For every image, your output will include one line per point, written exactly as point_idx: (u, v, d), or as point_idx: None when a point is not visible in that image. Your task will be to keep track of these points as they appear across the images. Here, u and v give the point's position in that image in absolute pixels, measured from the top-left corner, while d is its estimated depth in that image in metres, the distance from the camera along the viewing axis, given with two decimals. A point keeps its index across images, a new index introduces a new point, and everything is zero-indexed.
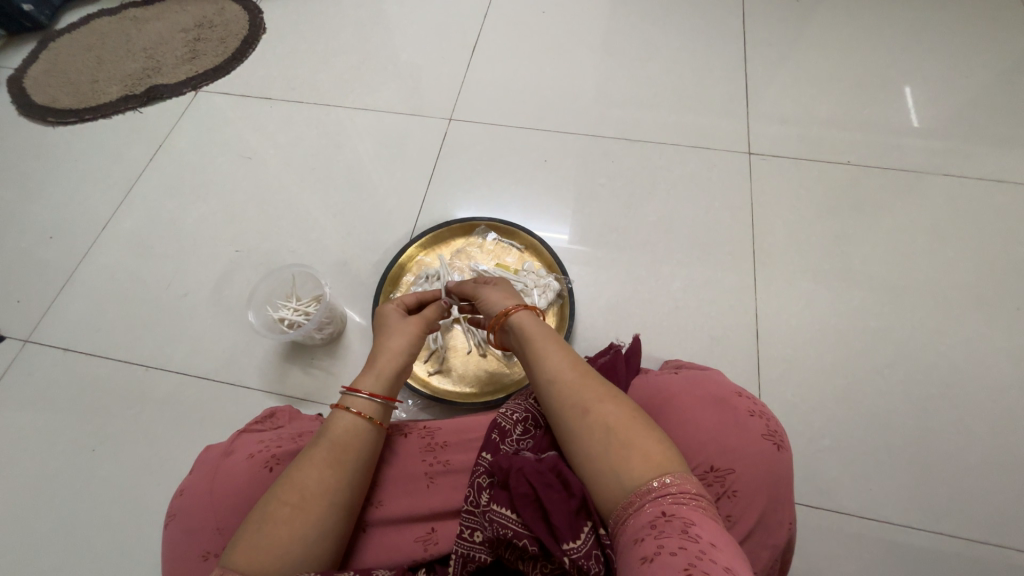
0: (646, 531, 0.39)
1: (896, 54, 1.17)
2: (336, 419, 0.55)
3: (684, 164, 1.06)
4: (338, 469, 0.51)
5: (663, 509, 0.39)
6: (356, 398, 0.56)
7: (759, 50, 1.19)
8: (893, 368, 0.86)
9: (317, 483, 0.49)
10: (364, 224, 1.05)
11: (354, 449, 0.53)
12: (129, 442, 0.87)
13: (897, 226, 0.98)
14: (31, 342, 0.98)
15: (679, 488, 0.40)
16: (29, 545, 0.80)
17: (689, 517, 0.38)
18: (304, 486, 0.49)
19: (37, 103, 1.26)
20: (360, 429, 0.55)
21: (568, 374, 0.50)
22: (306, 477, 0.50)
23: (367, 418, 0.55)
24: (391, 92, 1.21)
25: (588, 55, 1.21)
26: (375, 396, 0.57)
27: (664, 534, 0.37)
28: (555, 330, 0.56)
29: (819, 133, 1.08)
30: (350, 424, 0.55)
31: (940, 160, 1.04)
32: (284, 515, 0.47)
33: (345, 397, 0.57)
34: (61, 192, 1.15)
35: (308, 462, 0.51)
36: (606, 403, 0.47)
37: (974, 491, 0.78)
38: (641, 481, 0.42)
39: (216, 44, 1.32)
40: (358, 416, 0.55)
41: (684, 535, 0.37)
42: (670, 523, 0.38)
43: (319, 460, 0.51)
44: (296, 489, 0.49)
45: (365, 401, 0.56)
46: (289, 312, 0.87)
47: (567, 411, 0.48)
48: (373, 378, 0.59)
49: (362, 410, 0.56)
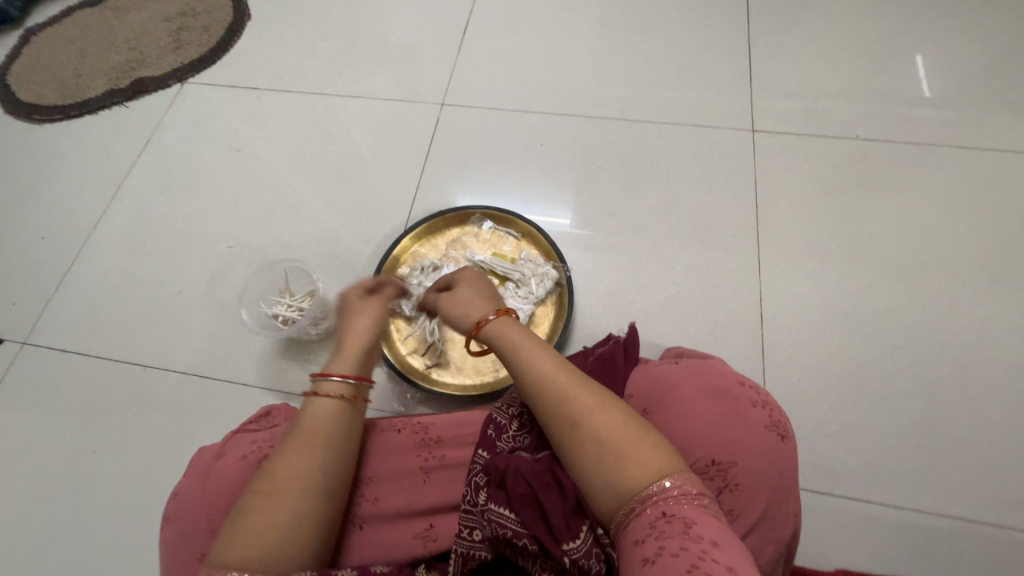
0: (646, 533, 0.38)
1: (907, 19, 1.11)
2: (307, 405, 0.54)
3: (685, 143, 1.03)
4: (310, 454, 0.50)
5: (664, 510, 0.38)
6: (326, 381, 0.56)
7: (762, 21, 1.14)
8: (902, 350, 0.84)
9: (289, 469, 0.49)
10: (358, 216, 1.03)
11: (325, 432, 0.52)
12: (131, 441, 0.87)
13: (907, 202, 0.94)
14: (29, 344, 0.97)
15: (680, 491, 0.39)
16: (38, 545, 0.82)
17: (690, 517, 0.37)
18: (278, 474, 0.48)
19: (22, 101, 1.24)
20: (329, 410, 0.53)
21: (553, 384, 0.48)
22: (281, 465, 0.49)
23: (340, 397, 0.54)
24: (381, 78, 1.18)
25: (585, 31, 1.17)
26: (345, 377, 0.56)
27: (666, 534, 0.37)
28: (530, 339, 0.52)
29: (826, 107, 1.04)
30: (322, 406, 0.53)
31: (953, 131, 0.99)
32: (257, 502, 0.47)
33: (316, 382, 0.56)
34: (51, 191, 1.13)
35: (282, 451, 0.50)
36: (597, 413, 0.45)
37: (984, 474, 0.76)
38: (641, 485, 0.40)
39: (201, 33, 1.29)
40: (329, 397, 0.54)
41: (686, 535, 0.36)
42: (671, 524, 0.37)
43: (291, 446, 0.50)
44: (270, 478, 0.48)
45: (335, 382, 0.55)
46: (282, 308, 0.84)
47: (555, 426, 0.46)
48: (343, 361, 0.58)
49: (335, 391, 0.55)
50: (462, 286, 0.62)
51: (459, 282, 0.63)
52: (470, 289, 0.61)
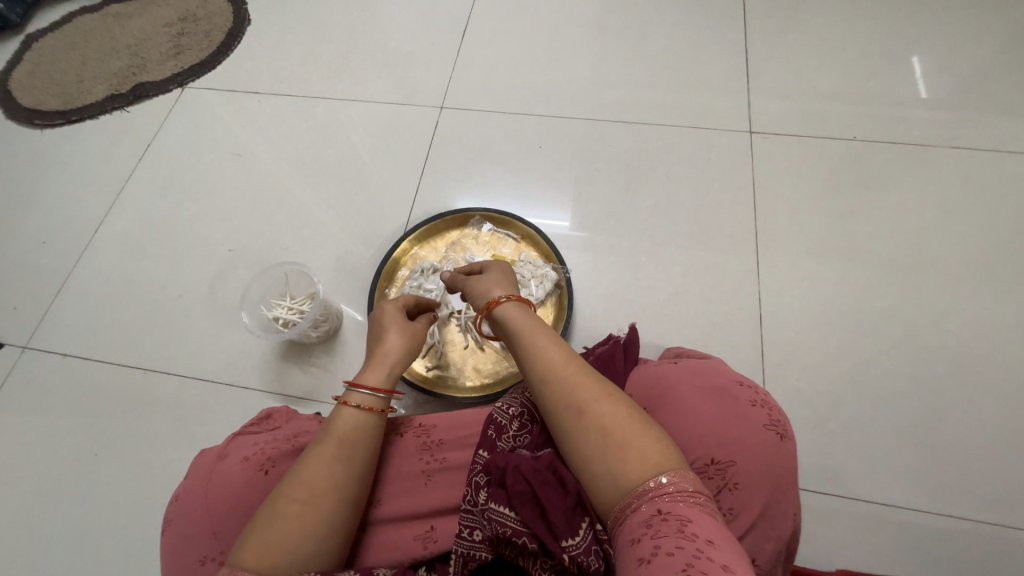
0: (642, 531, 0.38)
1: (902, 22, 1.12)
2: (340, 414, 0.54)
3: (683, 145, 1.03)
4: (347, 466, 0.50)
5: (660, 507, 0.39)
6: (359, 393, 0.56)
7: (759, 24, 1.15)
8: (901, 349, 0.84)
9: (327, 479, 0.49)
10: (358, 219, 1.03)
11: (362, 444, 0.53)
12: (132, 444, 0.87)
13: (904, 202, 0.95)
14: (30, 348, 0.98)
15: (676, 488, 0.39)
16: (39, 548, 0.82)
17: (685, 515, 0.37)
18: (312, 482, 0.48)
19: (24, 106, 1.24)
20: (365, 422, 0.54)
21: (563, 371, 0.48)
22: (315, 473, 0.49)
23: (376, 411, 0.55)
24: (381, 82, 1.18)
25: (583, 35, 1.18)
26: (379, 390, 0.57)
27: (661, 533, 0.37)
28: (543, 322, 0.54)
29: (823, 108, 1.05)
30: (359, 419, 0.54)
31: (949, 132, 1.00)
32: (295, 511, 0.46)
33: (347, 391, 0.56)
34: (52, 195, 1.14)
35: (316, 459, 0.50)
36: (603, 403, 0.45)
37: (984, 472, 0.76)
38: (637, 482, 0.41)
39: (201, 38, 1.29)
40: (365, 411, 0.55)
41: (681, 534, 0.36)
42: (666, 523, 0.37)
43: (328, 456, 0.50)
44: (306, 485, 0.48)
45: (368, 395, 0.56)
46: (283, 311, 0.85)
47: (558, 413, 0.47)
48: (378, 374, 0.58)
49: (369, 404, 0.55)
50: (491, 271, 0.66)
51: (488, 269, 0.67)
52: (498, 275, 0.65)
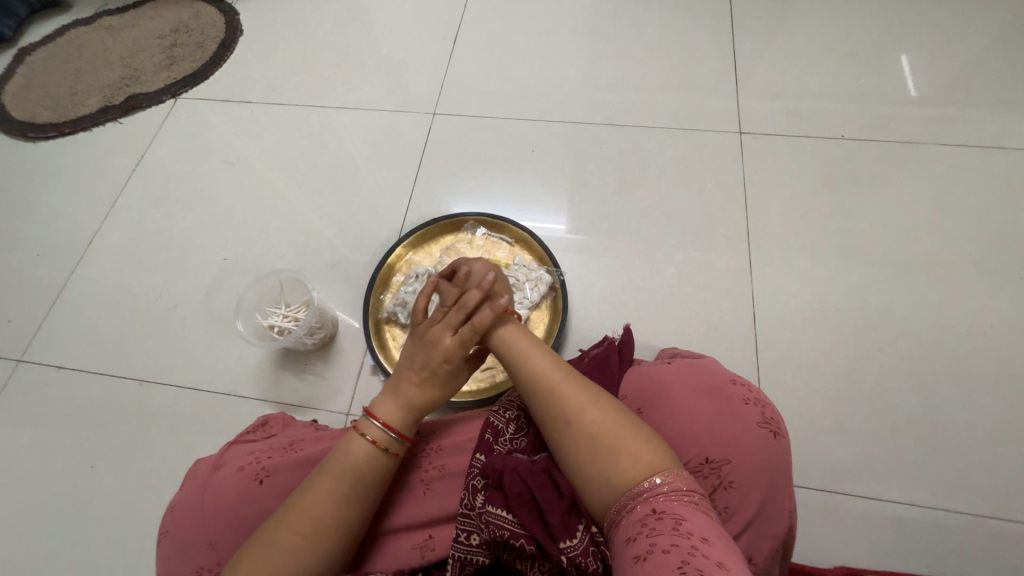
0: (638, 530, 0.38)
1: (889, 21, 1.13)
2: (350, 444, 0.53)
3: (674, 147, 1.04)
4: (350, 502, 0.50)
5: (655, 507, 0.39)
6: (371, 424, 0.54)
7: (747, 25, 1.16)
8: (895, 345, 0.85)
9: (327, 513, 0.49)
10: (353, 226, 1.03)
11: (367, 480, 0.52)
12: (128, 456, 0.87)
13: (895, 199, 0.96)
14: (24, 361, 0.97)
15: (670, 487, 0.40)
16: (33, 563, 0.81)
17: (680, 513, 0.38)
18: (311, 511, 0.48)
19: (17, 119, 1.24)
20: (373, 459, 0.53)
21: (554, 377, 0.50)
22: (312, 501, 0.49)
23: (383, 449, 0.53)
24: (373, 89, 1.19)
25: (573, 39, 1.19)
26: (390, 428, 0.54)
27: (656, 531, 0.37)
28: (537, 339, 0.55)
29: (812, 108, 1.06)
30: (366, 455, 0.52)
31: (938, 129, 1.01)
32: (293, 546, 0.47)
33: (362, 419, 0.55)
34: (46, 207, 1.14)
35: (319, 491, 0.50)
36: (593, 410, 0.46)
37: (981, 466, 0.76)
38: (630, 485, 0.41)
39: (194, 49, 1.30)
40: (372, 445, 0.53)
41: (675, 532, 0.36)
42: (662, 521, 0.38)
43: (331, 490, 0.50)
44: (307, 519, 0.48)
45: (379, 429, 0.54)
46: (278, 319, 0.85)
47: (551, 425, 0.48)
48: (391, 405, 0.55)
49: (378, 438, 0.53)
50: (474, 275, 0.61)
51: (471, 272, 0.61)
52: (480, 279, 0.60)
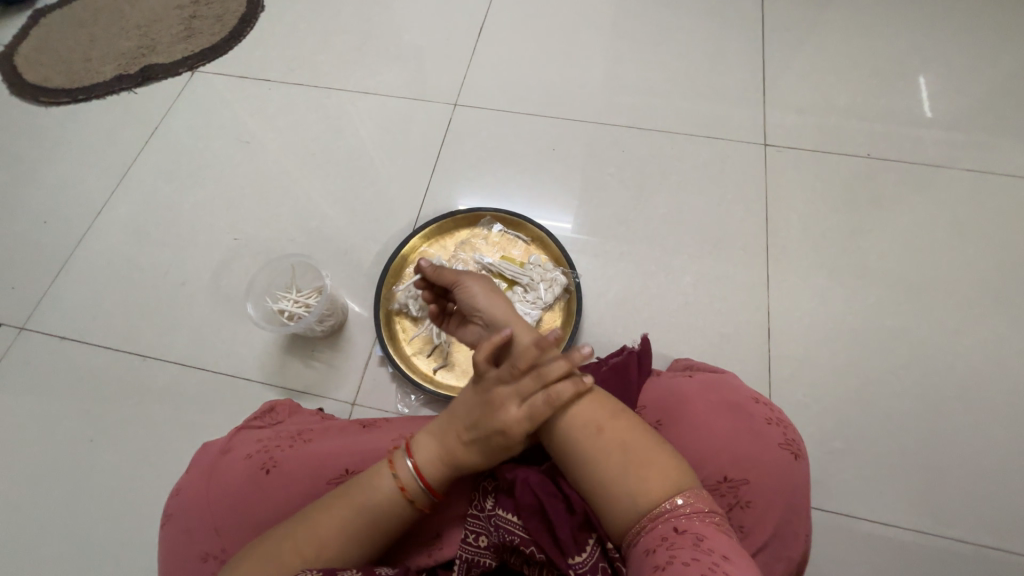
0: (658, 543, 0.39)
1: (919, 40, 1.12)
2: (380, 482, 0.49)
3: (696, 154, 1.03)
4: (363, 542, 0.47)
5: (676, 525, 0.40)
6: (406, 468, 0.49)
7: (776, 35, 1.14)
8: (908, 370, 0.84)
9: (336, 546, 0.46)
10: (367, 214, 1.02)
11: (386, 527, 0.48)
12: (129, 432, 0.86)
13: (916, 222, 0.95)
14: (27, 330, 0.96)
15: (692, 508, 0.40)
16: (29, 535, 0.80)
17: (701, 532, 0.39)
18: (322, 538, 0.46)
19: (29, 83, 1.22)
20: (398, 510, 0.48)
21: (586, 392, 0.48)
22: (326, 530, 0.47)
23: (410, 502, 0.49)
24: (393, 75, 1.17)
25: (599, 38, 1.17)
26: (424, 483, 0.49)
27: (677, 545, 0.38)
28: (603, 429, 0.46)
29: (837, 124, 1.04)
30: (392, 502, 0.48)
31: (963, 153, 1.00)
32: (291, 564, 0.45)
33: (400, 458, 0.50)
34: (55, 175, 1.12)
35: (336, 524, 0.47)
36: (621, 420, 0.46)
37: (986, 495, 0.76)
38: (653, 503, 0.41)
39: (213, 22, 1.27)
40: (401, 493, 0.48)
41: (697, 547, 0.37)
42: (683, 537, 0.38)
43: (348, 527, 0.47)
44: (314, 542, 0.46)
45: (413, 477, 0.49)
46: (288, 304, 0.84)
47: (575, 435, 0.47)
48: (431, 453, 0.50)
49: (409, 487, 0.49)
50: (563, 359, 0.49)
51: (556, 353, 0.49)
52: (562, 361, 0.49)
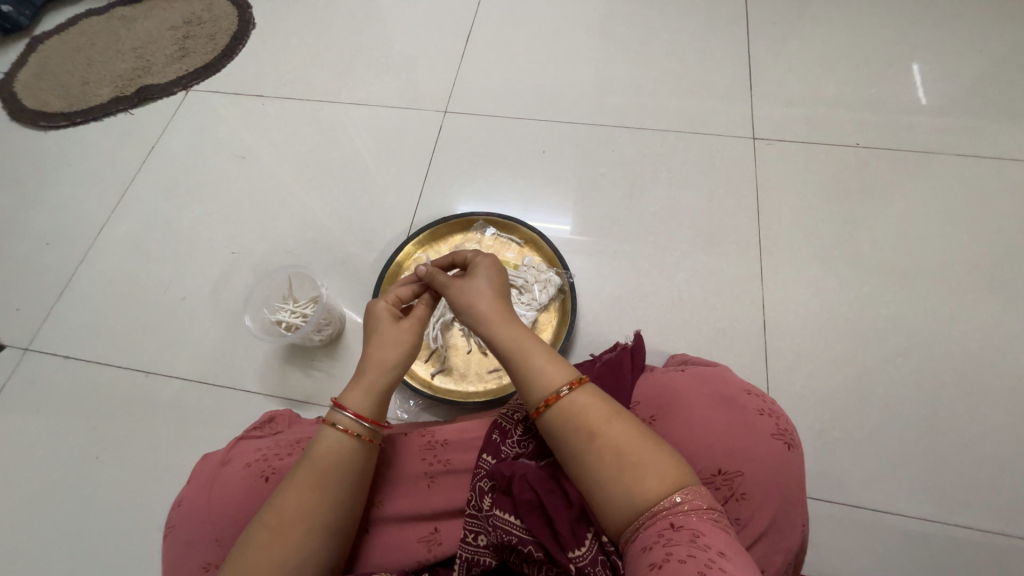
0: (655, 541, 0.39)
1: (904, 29, 1.12)
2: (321, 437, 0.52)
3: (686, 150, 1.03)
4: (320, 491, 0.49)
5: (673, 522, 0.39)
6: (340, 414, 0.53)
7: (762, 30, 1.15)
8: (906, 357, 0.84)
9: (296, 506, 0.48)
10: (362, 222, 1.03)
11: (338, 468, 0.51)
12: (133, 446, 0.87)
13: (907, 209, 0.95)
14: (31, 350, 0.97)
15: (690, 505, 0.40)
16: (36, 552, 0.81)
17: (698, 528, 0.38)
18: (284, 506, 0.48)
19: (29, 107, 1.24)
20: (342, 448, 0.51)
21: (582, 401, 0.46)
22: (287, 496, 0.49)
23: (356, 436, 0.52)
24: (385, 85, 1.18)
25: (586, 40, 1.18)
26: (362, 418, 0.53)
27: (674, 542, 0.37)
28: (586, 438, 0.45)
29: (826, 115, 1.05)
30: (336, 443, 0.52)
31: (952, 139, 1.00)
32: (262, 539, 0.47)
33: (331, 411, 0.53)
34: (56, 196, 1.14)
35: (290, 488, 0.49)
36: (615, 423, 0.45)
37: (988, 481, 0.76)
38: (651, 502, 0.41)
39: (206, 41, 1.30)
40: (345, 434, 0.52)
41: (694, 543, 0.37)
42: (679, 533, 0.38)
43: (301, 484, 0.49)
44: (276, 512, 0.48)
45: (350, 419, 0.52)
46: (286, 315, 0.86)
47: (569, 433, 0.46)
48: (359, 395, 0.54)
49: (350, 427, 0.52)
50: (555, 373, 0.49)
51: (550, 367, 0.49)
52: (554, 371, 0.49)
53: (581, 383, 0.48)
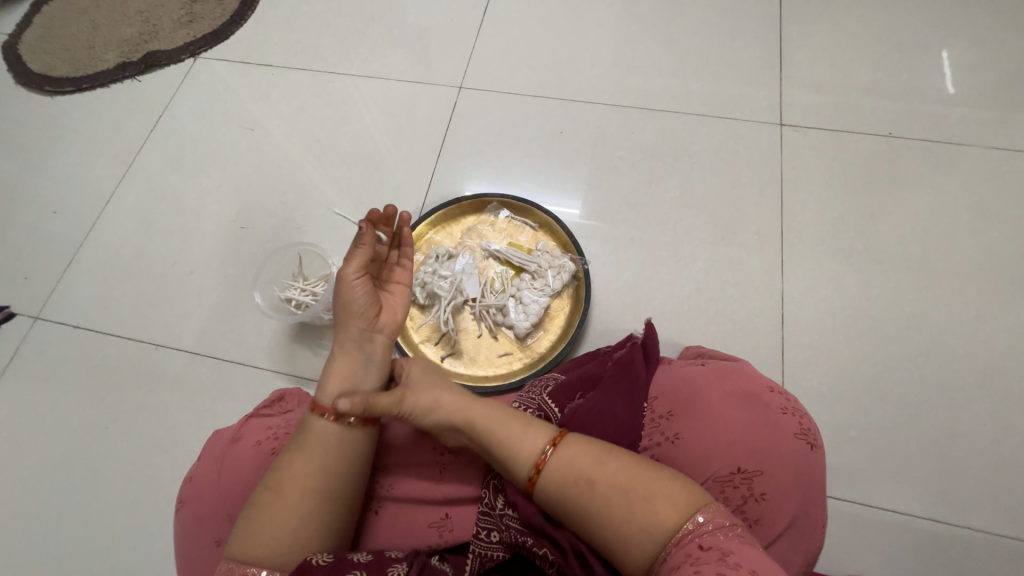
0: (683, 560, 0.40)
1: (945, 12, 1.06)
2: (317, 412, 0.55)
3: (709, 135, 1.00)
4: (317, 459, 0.51)
5: (700, 543, 0.40)
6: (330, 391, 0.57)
7: (795, 9, 1.10)
8: (928, 357, 0.82)
9: (296, 469, 0.51)
10: (372, 201, 1.01)
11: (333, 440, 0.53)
12: (143, 419, 0.87)
13: (938, 204, 0.91)
14: (41, 319, 0.97)
15: (714, 524, 0.41)
16: (50, 518, 0.83)
17: (727, 547, 0.39)
18: (286, 470, 0.51)
19: (34, 71, 1.22)
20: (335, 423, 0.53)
21: (570, 455, 0.48)
22: (289, 462, 0.52)
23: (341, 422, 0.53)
24: (398, 58, 1.14)
25: (609, 16, 1.13)
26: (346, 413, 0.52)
27: (703, 562, 0.39)
28: (588, 494, 0.46)
29: (858, 102, 1.00)
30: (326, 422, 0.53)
31: (990, 131, 0.96)
32: (264, 499, 0.50)
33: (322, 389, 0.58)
34: (63, 164, 1.12)
35: (292, 454, 0.52)
36: (612, 461, 0.46)
37: (1004, 485, 0.75)
38: (673, 528, 0.42)
39: (214, 6, 1.25)
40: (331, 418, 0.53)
41: (723, 562, 0.38)
42: (707, 553, 0.39)
43: (302, 450, 0.52)
44: (278, 475, 0.51)
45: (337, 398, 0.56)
46: (296, 293, 0.84)
47: (569, 489, 0.47)
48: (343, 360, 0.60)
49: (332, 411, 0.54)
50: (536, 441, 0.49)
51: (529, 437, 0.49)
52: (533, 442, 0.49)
53: (561, 438, 0.49)
